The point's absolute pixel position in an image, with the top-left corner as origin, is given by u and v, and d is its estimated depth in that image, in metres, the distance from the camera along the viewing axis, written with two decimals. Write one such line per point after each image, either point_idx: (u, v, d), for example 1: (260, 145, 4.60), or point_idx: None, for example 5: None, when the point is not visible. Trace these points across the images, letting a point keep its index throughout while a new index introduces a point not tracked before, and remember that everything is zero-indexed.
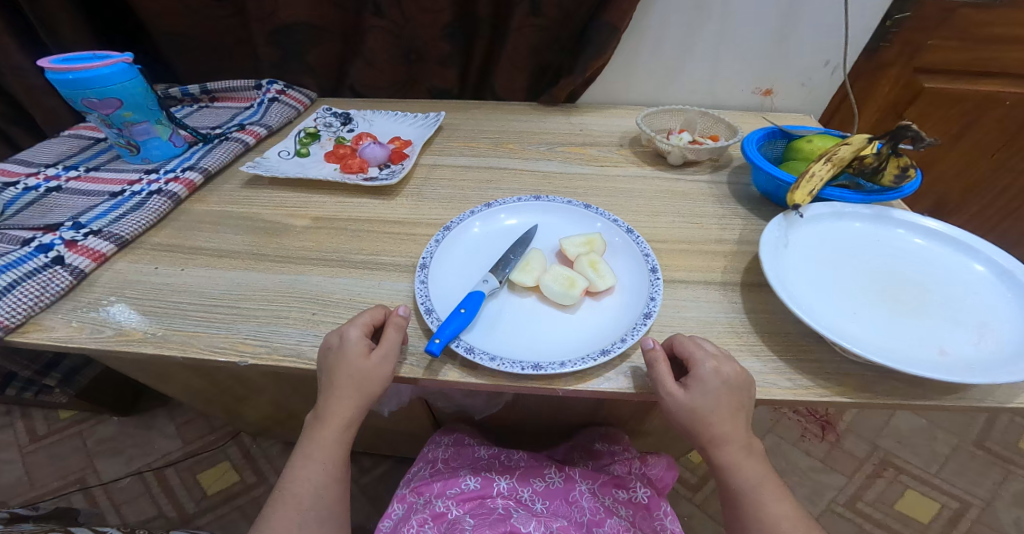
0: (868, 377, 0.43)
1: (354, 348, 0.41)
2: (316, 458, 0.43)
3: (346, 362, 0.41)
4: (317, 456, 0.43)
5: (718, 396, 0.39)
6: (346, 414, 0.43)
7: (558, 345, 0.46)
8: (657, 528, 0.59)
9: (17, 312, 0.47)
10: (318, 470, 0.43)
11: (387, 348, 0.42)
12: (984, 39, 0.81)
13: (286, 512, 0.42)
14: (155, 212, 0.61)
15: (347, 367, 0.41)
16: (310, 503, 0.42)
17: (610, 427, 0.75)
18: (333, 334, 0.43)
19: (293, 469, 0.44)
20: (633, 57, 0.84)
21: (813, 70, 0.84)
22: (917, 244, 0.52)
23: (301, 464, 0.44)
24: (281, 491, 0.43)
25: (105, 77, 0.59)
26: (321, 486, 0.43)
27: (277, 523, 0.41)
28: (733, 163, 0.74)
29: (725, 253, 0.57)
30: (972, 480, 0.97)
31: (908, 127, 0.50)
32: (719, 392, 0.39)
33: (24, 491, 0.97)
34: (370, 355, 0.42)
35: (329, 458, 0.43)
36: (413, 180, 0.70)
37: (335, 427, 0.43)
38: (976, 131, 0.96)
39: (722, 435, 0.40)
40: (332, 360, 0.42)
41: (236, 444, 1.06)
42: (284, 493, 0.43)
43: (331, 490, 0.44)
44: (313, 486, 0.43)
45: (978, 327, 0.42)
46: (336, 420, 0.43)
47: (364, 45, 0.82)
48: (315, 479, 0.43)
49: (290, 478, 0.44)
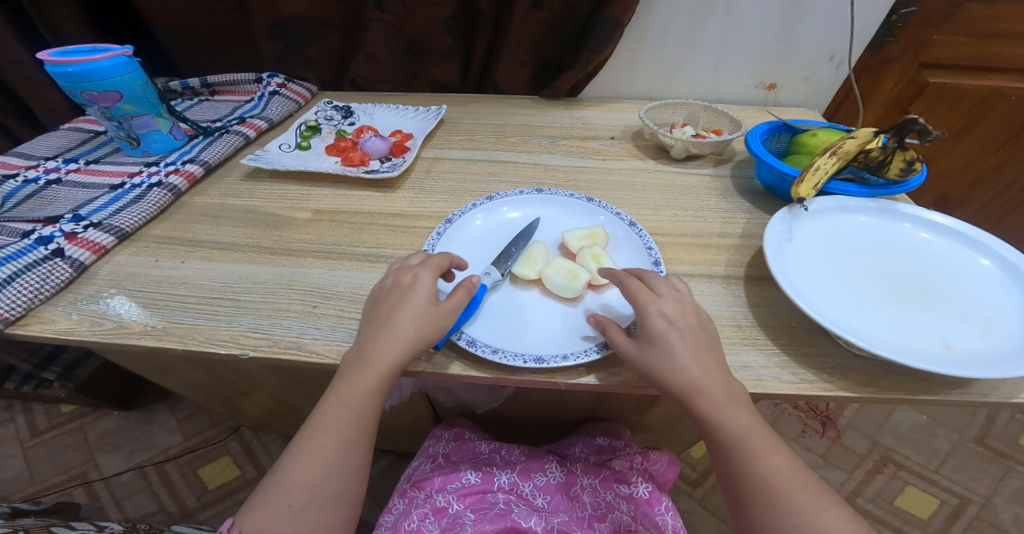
0: (873, 371, 0.42)
1: (425, 290, 0.43)
2: (350, 406, 0.39)
3: (414, 297, 0.42)
4: (351, 404, 0.39)
5: (669, 337, 0.39)
6: (394, 355, 0.40)
7: (560, 337, 0.46)
8: (658, 523, 0.58)
9: (17, 305, 0.46)
10: (351, 421, 0.39)
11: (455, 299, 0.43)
12: (990, 35, 0.80)
13: (310, 465, 0.38)
14: (155, 205, 0.61)
15: (415, 302, 0.42)
16: (337, 459, 0.38)
17: (611, 422, 0.75)
18: (406, 272, 0.45)
19: (322, 417, 0.39)
20: (636, 50, 0.83)
21: (817, 65, 0.83)
22: (922, 238, 0.51)
23: (332, 410, 0.39)
24: (306, 440, 0.39)
25: (104, 70, 0.58)
26: (350, 441, 0.39)
27: (298, 477, 0.37)
28: (736, 157, 0.74)
29: (728, 247, 0.57)
30: (973, 476, 0.97)
31: (916, 121, 0.49)
32: (667, 332, 0.39)
33: (26, 486, 0.98)
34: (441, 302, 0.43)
35: (363, 409, 0.39)
36: (414, 173, 0.70)
37: (378, 370, 0.39)
38: (981, 127, 0.96)
39: (694, 384, 0.38)
40: (400, 295, 0.43)
41: (237, 438, 1.07)
42: (309, 443, 0.39)
43: (359, 447, 0.39)
44: (342, 439, 0.39)
45: (983, 321, 0.42)
46: (381, 363, 0.40)
47: (365, 38, 0.82)
48: (345, 432, 0.39)
49: (318, 427, 0.39)
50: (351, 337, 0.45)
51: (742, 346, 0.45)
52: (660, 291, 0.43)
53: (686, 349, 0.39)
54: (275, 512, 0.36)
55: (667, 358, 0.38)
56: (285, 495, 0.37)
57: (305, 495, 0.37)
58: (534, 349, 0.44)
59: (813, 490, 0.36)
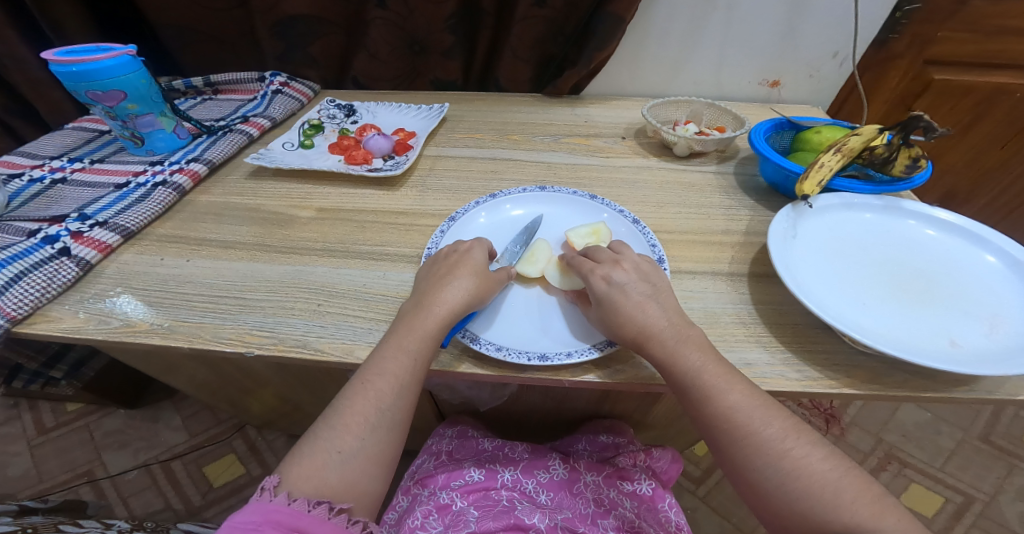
0: (878, 369, 0.42)
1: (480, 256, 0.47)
2: (408, 349, 0.40)
3: (472, 259, 0.47)
4: (410, 347, 0.40)
5: (614, 295, 0.42)
6: (456, 301, 0.43)
7: (562, 334, 0.46)
8: (662, 520, 0.59)
9: (25, 304, 0.47)
10: (405, 366, 0.40)
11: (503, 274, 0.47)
12: (996, 31, 0.80)
13: (364, 407, 0.38)
14: (160, 204, 0.61)
15: (473, 263, 0.46)
16: (389, 404, 0.38)
17: (614, 420, 0.75)
18: (463, 243, 0.49)
19: (376, 361, 0.40)
20: (639, 47, 0.83)
21: (820, 62, 0.83)
22: (928, 235, 0.51)
23: (389, 353, 0.40)
24: (359, 385, 0.39)
25: (108, 70, 0.58)
26: (403, 386, 0.39)
27: (350, 421, 0.37)
28: (739, 154, 0.74)
29: (732, 244, 0.57)
30: (977, 474, 0.97)
31: (920, 117, 0.49)
32: (611, 292, 0.42)
33: (33, 484, 0.98)
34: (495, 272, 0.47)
35: (420, 353, 0.40)
36: (417, 171, 0.70)
37: (440, 315, 0.42)
38: (987, 123, 0.95)
39: (636, 337, 0.40)
40: (459, 257, 0.47)
41: (242, 436, 1.07)
42: (363, 386, 0.39)
43: (410, 394, 0.39)
44: (395, 383, 0.39)
45: (988, 317, 0.42)
46: (444, 307, 0.42)
47: (367, 37, 0.82)
48: (400, 377, 0.39)
49: (373, 371, 0.39)
50: (356, 335, 0.46)
51: (745, 343, 0.45)
52: (602, 258, 0.46)
53: (627, 304, 0.41)
54: (325, 459, 0.35)
55: (608, 316, 0.41)
56: (336, 440, 0.36)
57: (356, 440, 0.37)
58: (535, 346, 0.44)
59: (779, 428, 0.36)
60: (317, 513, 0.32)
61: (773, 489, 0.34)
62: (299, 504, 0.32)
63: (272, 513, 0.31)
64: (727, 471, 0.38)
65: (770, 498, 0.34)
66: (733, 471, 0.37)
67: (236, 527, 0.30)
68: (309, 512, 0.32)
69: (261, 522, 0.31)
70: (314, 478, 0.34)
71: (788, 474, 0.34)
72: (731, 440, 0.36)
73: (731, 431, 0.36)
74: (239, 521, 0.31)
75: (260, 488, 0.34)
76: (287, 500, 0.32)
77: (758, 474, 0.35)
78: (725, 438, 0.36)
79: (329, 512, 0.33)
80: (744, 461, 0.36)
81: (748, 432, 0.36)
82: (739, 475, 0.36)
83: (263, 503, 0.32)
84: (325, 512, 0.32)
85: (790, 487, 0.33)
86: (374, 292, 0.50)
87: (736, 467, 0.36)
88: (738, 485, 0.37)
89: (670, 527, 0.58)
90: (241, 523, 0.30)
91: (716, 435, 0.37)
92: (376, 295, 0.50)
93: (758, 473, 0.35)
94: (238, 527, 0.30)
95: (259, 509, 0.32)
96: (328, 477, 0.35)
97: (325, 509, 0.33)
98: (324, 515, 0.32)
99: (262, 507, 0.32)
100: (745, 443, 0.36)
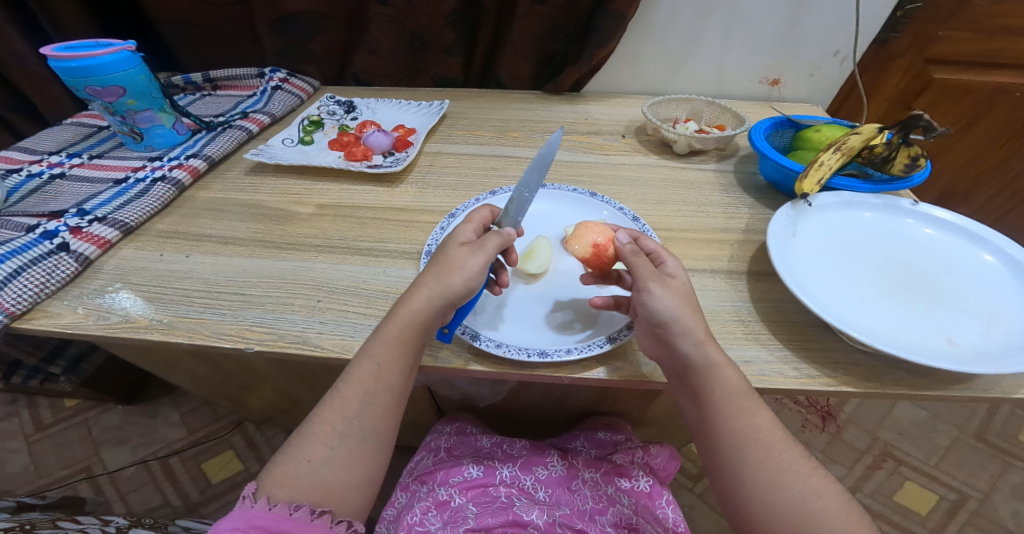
0: (876, 366, 0.42)
1: (459, 242, 0.42)
2: (373, 354, 0.39)
3: (452, 247, 0.42)
4: (374, 352, 0.39)
5: (685, 290, 0.40)
6: (417, 302, 0.40)
7: (563, 329, 0.46)
8: (659, 516, 0.59)
9: (24, 299, 0.47)
10: (371, 371, 0.39)
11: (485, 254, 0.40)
12: (996, 31, 0.80)
13: (332, 416, 0.38)
14: (158, 200, 0.61)
15: (445, 254, 0.41)
16: (356, 412, 0.38)
17: (613, 417, 0.75)
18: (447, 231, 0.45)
19: (347, 369, 0.40)
20: (640, 45, 0.83)
21: (821, 60, 0.83)
22: (927, 234, 0.51)
23: (358, 360, 0.40)
24: (330, 393, 0.39)
25: (106, 65, 0.58)
26: (370, 393, 0.38)
27: (319, 429, 0.38)
28: (739, 152, 0.74)
29: (731, 242, 0.57)
30: (972, 472, 0.97)
31: (920, 117, 0.50)
32: (685, 286, 0.40)
33: (31, 480, 0.98)
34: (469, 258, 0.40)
35: (385, 358, 0.39)
36: (417, 168, 0.70)
37: (401, 319, 0.40)
38: (985, 122, 0.95)
39: (707, 331, 0.39)
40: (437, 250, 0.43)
41: (240, 432, 1.07)
42: (334, 394, 0.39)
43: (380, 400, 0.39)
44: (361, 389, 0.39)
45: (986, 316, 0.42)
46: (406, 311, 0.40)
47: (368, 33, 0.82)
48: (366, 384, 0.39)
49: (342, 378, 0.39)
50: (356, 331, 0.46)
51: (744, 341, 0.45)
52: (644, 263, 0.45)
53: (695, 304, 0.40)
54: (297, 468, 0.36)
55: (690, 300, 0.39)
56: (307, 449, 0.37)
57: (326, 448, 0.37)
58: (537, 342, 0.45)
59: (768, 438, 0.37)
60: (299, 516, 0.33)
61: (797, 509, 0.34)
62: (280, 508, 0.33)
63: (254, 519, 0.33)
64: (734, 491, 0.37)
65: (789, 520, 0.34)
66: (744, 493, 0.36)
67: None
68: (290, 515, 0.33)
69: (243, 529, 0.32)
70: (287, 485, 0.35)
71: (813, 493, 0.35)
72: (756, 459, 0.36)
73: (759, 449, 0.37)
74: (223, 529, 0.32)
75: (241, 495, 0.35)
76: (268, 505, 0.34)
77: (783, 494, 0.35)
78: (753, 458, 0.36)
79: (311, 514, 0.34)
80: (769, 480, 0.36)
81: (769, 447, 0.37)
82: (754, 497, 0.36)
83: (244, 510, 0.33)
84: (306, 515, 0.34)
85: (813, 505, 0.34)
86: (375, 289, 0.50)
87: (755, 487, 0.36)
88: (745, 507, 0.36)
89: (668, 524, 0.58)
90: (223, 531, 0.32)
91: (738, 454, 0.37)
92: (377, 291, 0.50)
93: (782, 492, 0.35)
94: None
95: (241, 516, 0.33)
96: (302, 485, 0.35)
97: (307, 512, 0.34)
98: (306, 518, 0.33)
99: (244, 513, 0.33)
100: (770, 462, 0.36)
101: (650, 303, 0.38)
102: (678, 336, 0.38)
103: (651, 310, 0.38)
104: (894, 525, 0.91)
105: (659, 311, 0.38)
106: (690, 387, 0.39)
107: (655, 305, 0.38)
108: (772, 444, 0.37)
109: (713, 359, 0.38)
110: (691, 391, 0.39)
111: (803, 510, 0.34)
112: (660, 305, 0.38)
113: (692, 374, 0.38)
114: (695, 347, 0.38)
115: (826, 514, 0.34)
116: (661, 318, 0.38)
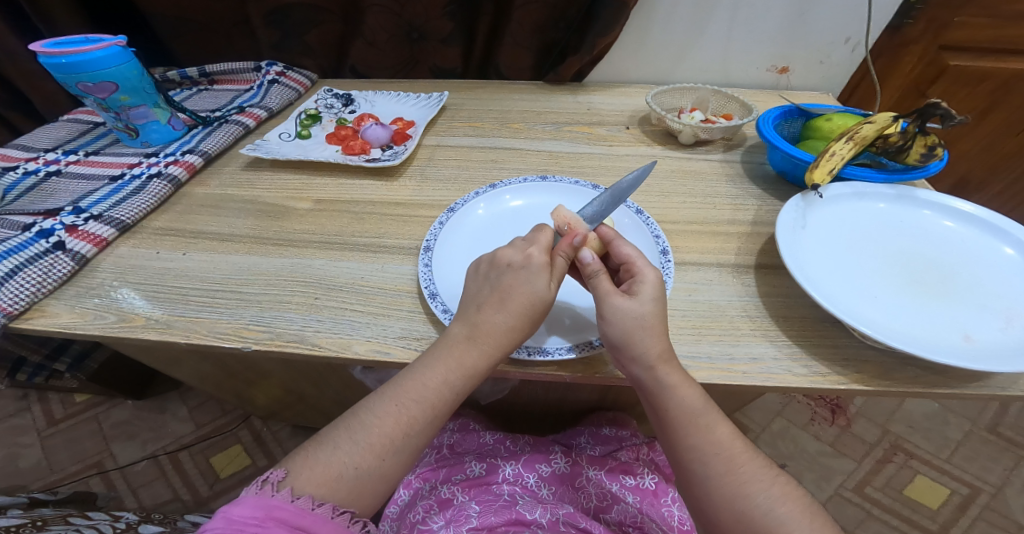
0: (889, 363, 0.41)
1: (541, 267, 0.39)
2: (452, 383, 0.38)
3: (540, 283, 0.39)
4: (455, 382, 0.38)
5: (655, 309, 0.38)
6: (507, 339, 0.39)
7: (565, 323, 0.45)
8: (665, 515, 0.57)
9: (19, 299, 0.46)
10: (445, 398, 0.38)
11: (559, 274, 0.40)
12: (1012, 17, 0.77)
13: (391, 429, 0.36)
14: (155, 196, 0.60)
15: (534, 286, 0.39)
16: (419, 430, 0.37)
17: (617, 412, 0.75)
18: (515, 251, 0.41)
19: (416, 385, 0.38)
20: (643, 33, 0.80)
21: (831, 47, 0.80)
22: (945, 227, 0.49)
23: (433, 381, 0.38)
24: (393, 406, 0.37)
25: (97, 61, 0.57)
26: (436, 416, 0.38)
27: (375, 440, 0.36)
28: (746, 142, 0.72)
29: (739, 235, 0.55)
30: (984, 465, 0.96)
31: (938, 105, 0.48)
32: (656, 305, 0.39)
33: (44, 475, 0.99)
34: (551, 286, 0.39)
35: (464, 390, 0.38)
36: (415, 161, 0.69)
37: (489, 354, 0.38)
38: (1002, 110, 0.92)
39: (662, 351, 0.37)
40: (514, 276, 0.39)
41: (247, 427, 1.08)
42: (395, 406, 0.37)
43: (439, 422, 0.38)
44: (430, 412, 0.37)
45: (1004, 311, 0.41)
46: (494, 348, 0.38)
47: (364, 25, 0.80)
48: (436, 406, 0.38)
49: (414, 396, 0.37)
50: (355, 330, 0.45)
51: (752, 337, 0.44)
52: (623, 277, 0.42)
53: (657, 321, 0.38)
54: (341, 470, 0.34)
55: (653, 323, 0.38)
56: (355, 456, 0.35)
57: (376, 460, 0.35)
58: (542, 338, 0.43)
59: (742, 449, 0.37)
60: (321, 512, 0.32)
61: (760, 516, 0.33)
62: (303, 502, 0.32)
63: (274, 510, 0.31)
64: (703, 504, 0.36)
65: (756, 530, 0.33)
66: (714, 503, 0.35)
67: (235, 523, 0.30)
68: (312, 510, 0.32)
69: (262, 519, 0.31)
70: (325, 485, 0.34)
71: (777, 499, 0.34)
72: (717, 472, 0.36)
73: (718, 462, 0.36)
74: (238, 516, 0.31)
75: (264, 480, 0.33)
76: (290, 497, 0.32)
77: (748, 503, 0.34)
78: (715, 472, 0.36)
79: (332, 511, 0.33)
80: (732, 490, 0.35)
81: (739, 463, 0.36)
82: (720, 506, 0.35)
83: (265, 498, 0.32)
84: (328, 512, 0.32)
85: (778, 511, 0.34)
86: (374, 286, 0.50)
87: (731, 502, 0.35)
88: (716, 519, 0.35)
89: (673, 523, 0.57)
90: (240, 519, 0.30)
91: (700, 468, 0.36)
92: (375, 288, 0.49)
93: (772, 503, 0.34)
94: (237, 523, 0.30)
95: (260, 504, 0.31)
96: (340, 488, 0.34)
97: (329, 509, 0.33)
98: (327, 515, 0.32)
99: (264, 502, 0.31)
100: (732, 474, 0.36)
101: (604, 329, 0.38)
102: (630, 359, 0.37)
103: (605, 333, 0.38)
104: (903, 520, 0.90)
105: (612, 333, 0.38)
106: (653, 405, 0.38)
107: (608, 328, 0.38)
108: (732, 457, 0.36)
109: (670, 379, 0.37)
110: (651, 406, 0.39)
111: (772, 512, 0.33)
112: (612, 329, 0.38)
113: (650, 393, 0.38)
114: (647, 372, 0.37)
115: (791, 519, 0.33)
116: (614, 342, 0.38)
